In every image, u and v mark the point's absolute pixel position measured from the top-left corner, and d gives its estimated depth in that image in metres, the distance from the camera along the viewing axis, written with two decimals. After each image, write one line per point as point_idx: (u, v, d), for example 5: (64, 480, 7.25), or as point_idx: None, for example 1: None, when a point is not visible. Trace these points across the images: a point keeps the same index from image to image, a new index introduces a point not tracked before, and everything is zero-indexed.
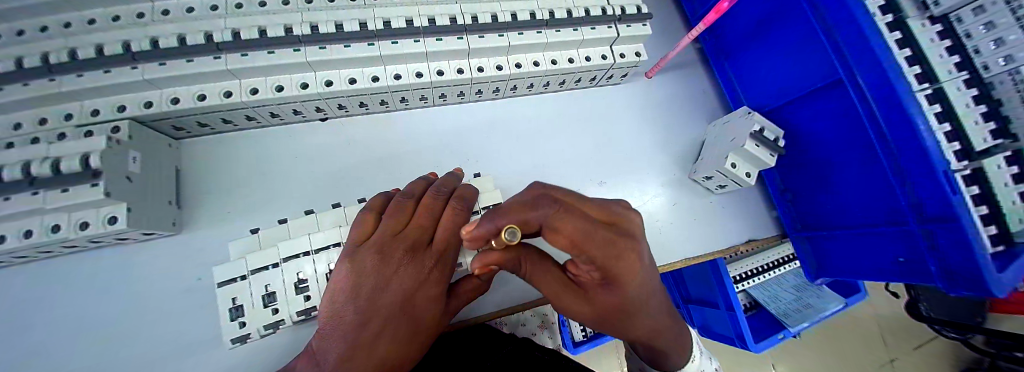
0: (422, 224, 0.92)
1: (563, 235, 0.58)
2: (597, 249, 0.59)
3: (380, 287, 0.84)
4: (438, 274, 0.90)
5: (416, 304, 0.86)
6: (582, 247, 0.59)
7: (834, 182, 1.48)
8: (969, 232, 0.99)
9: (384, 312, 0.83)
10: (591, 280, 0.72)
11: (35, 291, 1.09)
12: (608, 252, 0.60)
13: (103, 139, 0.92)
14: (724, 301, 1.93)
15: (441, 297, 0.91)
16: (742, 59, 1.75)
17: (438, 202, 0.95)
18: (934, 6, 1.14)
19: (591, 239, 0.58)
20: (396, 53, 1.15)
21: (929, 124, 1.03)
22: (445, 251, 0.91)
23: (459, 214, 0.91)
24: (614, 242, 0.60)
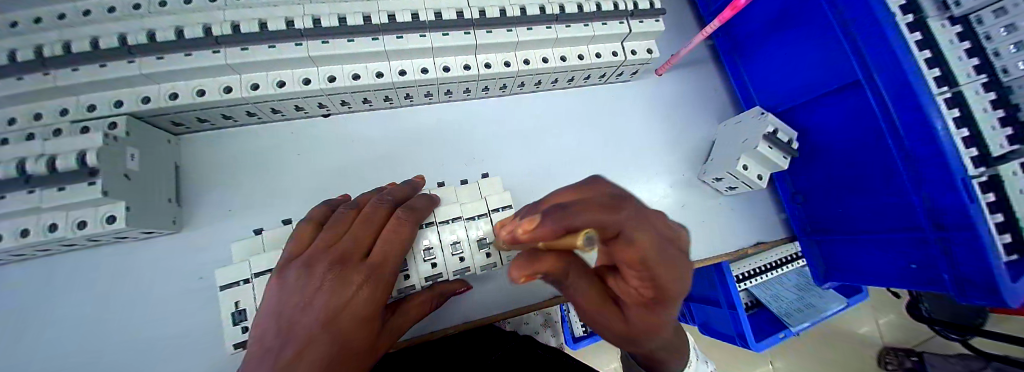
0: (357, 234, 0.80)
1: (634, 250, 0.46)
2: (668, 270, 0.48)
3: (298, 309, 0.66)
4: (371, 291, 0.73)
5: (345, 328, 0.67)
6: (652, 268, 0.47)
7: (845, 184, 1.45)
8: (984, 240, 0.98)
9: (298, 341, 0.61)
10: (638, 307, 0.56)
11: (28, 293, 1.05)
12: (676, 275, 0.50)
13: (99, 136, 0.90)
14: (726, 299, 1.90)
15: (375, 320, 0.74)
16: (755, 57, 1.70)
17: (382, 211, 0.86)
18: (955, 6, 1.12)
19: (663, 257, 0.47)
20: (402, 48, 1.12)
21: (949, 130, 1.01)
22: (384, 266, 0.78)
23: (406, 227, 0.84)
24: (679, 263, 0.50)
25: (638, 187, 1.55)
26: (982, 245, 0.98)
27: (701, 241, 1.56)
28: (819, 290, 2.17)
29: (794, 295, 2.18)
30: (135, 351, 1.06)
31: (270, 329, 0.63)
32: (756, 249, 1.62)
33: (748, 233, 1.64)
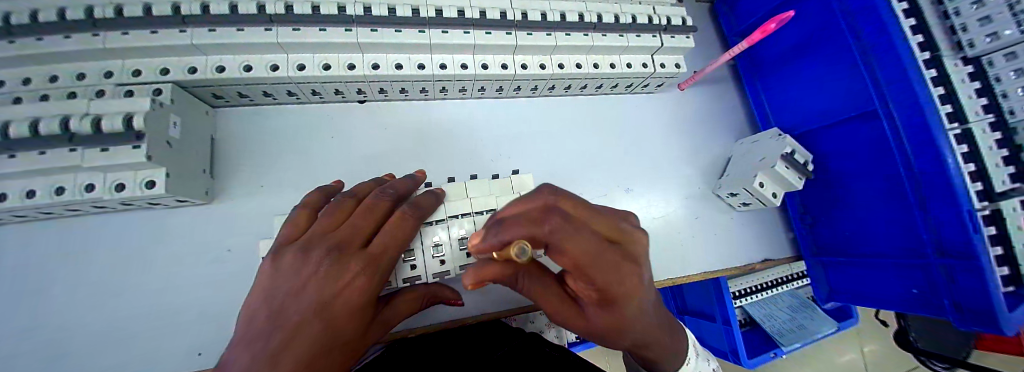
0: (356, 225, 0.82)
1: (567, 253, 0.63)
2: (599, 268, 0.64)
3: (294, 293, 0.69)
4: (365, 280, 0.76)
5: (336, 314, 0.71)
6: (584, 268, 0.64)
7: (854, 209, 1.51)
8: (984, 270, 1.06)
9: (291, 324, 0.65)
10: (591, 300, 0.73)
11: (60, 248, 1.08)
12: (611, 275, 0.66)
13: (147, 101, 0.92)
14: (722, 315, 1.97)
15: (367, 309, 0.77)
16: (776, 80, 1.75)
17: (384, 204, 0.88)
18: (969, 48, 1.18)
19: (596, 257, 0.64)
20: (446, 43, 1.16)
21: (959, 165, 1.09)
22: (381, 258, 0.80)
23: (410, 223, 0.86)
24: (614, 264, 0.66)
25: (656, 196, 1.58)
26: (982, 273, 1.06)
27: (711, 253, 1.60)
28: (812, 312, 2.17)
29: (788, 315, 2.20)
30: (161, 315, 1.09)
31: (266, 311, 0.66)
32: (763, 265, 1.67)
33: (755, 249, 1.69)
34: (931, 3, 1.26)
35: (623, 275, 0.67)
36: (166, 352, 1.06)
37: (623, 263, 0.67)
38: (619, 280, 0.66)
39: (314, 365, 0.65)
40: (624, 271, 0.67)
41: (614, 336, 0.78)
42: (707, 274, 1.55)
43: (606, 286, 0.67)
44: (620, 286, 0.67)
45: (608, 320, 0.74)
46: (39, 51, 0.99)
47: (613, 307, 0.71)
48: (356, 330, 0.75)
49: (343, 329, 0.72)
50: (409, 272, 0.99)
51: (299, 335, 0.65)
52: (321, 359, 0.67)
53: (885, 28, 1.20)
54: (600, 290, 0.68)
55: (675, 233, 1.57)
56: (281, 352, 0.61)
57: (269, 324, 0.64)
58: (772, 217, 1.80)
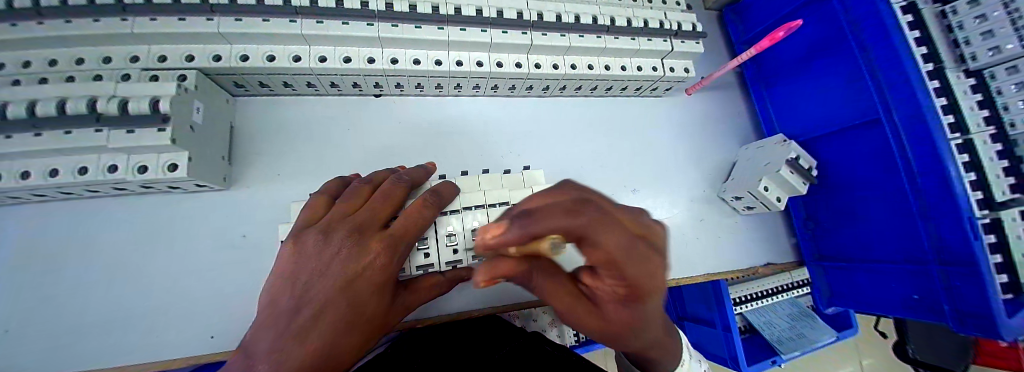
0: (374, 209, 0.83)
1: (602, 246, 0.57)
2: (634, 264, 0.58)
3: (319, 274, 0.71)
4: (386, 261, 0.77)
5: (357, 296, 0.73)
6: (617, 265, 0.58)
7: (857, 216, 1.53)
8: (984, 276, 1.08)
9: (316, 305, 0.68)
10: (612, 298, 0.66)
11: (86, 228, 1.14)
12: (644, 271, 0.59)
13: (174, 85, 0.95)
14: (721, 320, 1.96)
15: (387, 289, 0.79)
16: (781, 88, 1.78)
17: (399, 189, 0.90)
18: (971, 61, 1.22)
19: (630, 253, 0.58)
20: (464, 40, 1.19)
21: (961, 173, 1.12)
22: (402, 240, 0.81)
23: (428, 208, 0.87)
24: (648, 260, 0.60)
25: (662, 198, 1.61)
26: (982, 279, 1.09)
27: (714, 256, 1.62)
28: (812, 322, 2.13)
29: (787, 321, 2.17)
30: (178, 296, 1.12)
31: (293, 290, 0.69)
32: (767, 269, 1.69)
33: (758, 253, 1.71)
34: (935, 16, 1.30)
35: (655, 272, 0.61)
36: (183, 333, 1.10)
37: (656, 259, 0.62)
38: (651, 277, 0.60)
39: (339, 340, 0.70)
40: (657, 267, 0.61)
41: (629, 337, 0.71)
42: (711, 276, 1.56)
43: (638, 283, 0.60)
44: (653, 283, 0.61)
45: (628, 320, 0.67)
46: (71, 34, 1.02)
47: (638, 306, 0.64)
48: (376, 311, 0.77)
49: (365, 310, 0.74)
50: (423, 260, 0.99)
51: (322, 313, 0.68)
52: (345, 335, 0.71)
53: (886, 40, 1.25)
54: (630, 288, 0.61)
55: (679, 234, 1.59)
56: (307, 328, 0.66)
57: (295, 302, 0.68)
58: (775, 222, 1.82)
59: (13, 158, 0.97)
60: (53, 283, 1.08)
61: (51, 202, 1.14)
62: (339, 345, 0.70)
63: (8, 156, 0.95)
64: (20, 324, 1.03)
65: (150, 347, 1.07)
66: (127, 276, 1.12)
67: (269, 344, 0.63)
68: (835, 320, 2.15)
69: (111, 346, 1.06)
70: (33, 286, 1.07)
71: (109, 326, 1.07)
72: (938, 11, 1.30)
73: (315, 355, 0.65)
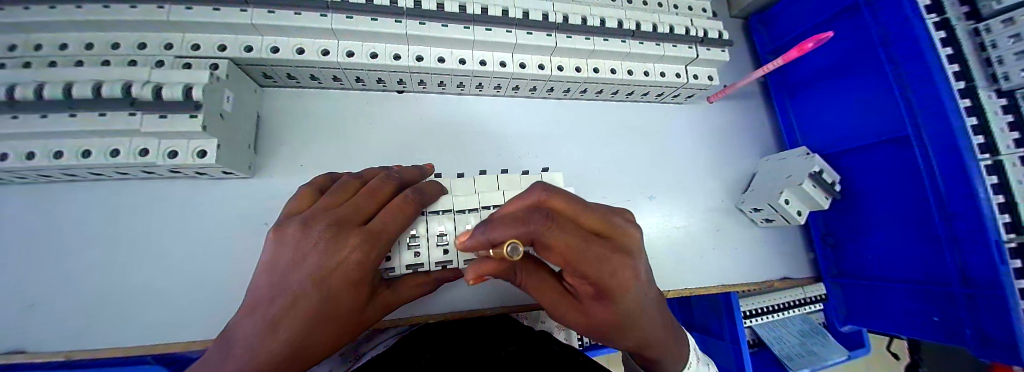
0: (360, 204, 0.81)
1: (552, 245, 0.62)
2: (588, 261, 0.63)
3: (294, 265, 0.68)
4: (363, 255, 0.74)
5: (331, 290, 0.70)
6: (573, 261, 0.63)
7: (880, 234, 1.51)
8: (1010, 301, 1.05)
9: (291, 295, 0.66)
10: (587, 294, 0.71)
11: (113, 208, 1.17)
12: (602, 268, 0.63)
13: (207, 73, 0.98)
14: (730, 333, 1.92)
15: (365, 284, 0.76)
16: (807, 99, 1.75)
17: (388, 188, 0.88)
18: (1004, 80, 1.19)
19: (582, 251, 0.62)
20: (489, 40, 1.20)
21: (992, 195, 1.08)
22: (381, 235, 0.78)
23: (413, 206, 0.86)
24: (604, 257, 0.63)
25: (677, 206, 1.59)
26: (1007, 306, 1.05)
27: (728, 267, 1.59)
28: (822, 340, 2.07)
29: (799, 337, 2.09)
30: (202, 280, 1.16)
31: (272, 278, 0.68)
32: (782, 283, 1.66)
33: (774, 267, 1.68)
34: (967, 34, 1.27)
35: (615, 267, 0.64)
36: (204, 316, 1.13)
37: (614, 256, 0.64)
38: (611, 274, 0.64)
39: (316, 331, 0.69)
40: (616, 263, 0.64)
41: (615, 333, 0.74)
42: (724, 288, 1.54)
43: (599, 279, 0.64)
44: (614, 279, 0.64)
45: (605, 316, 0.71)
46: (110, 19, 1.04)
47: (609, 302, 0.68)
48: (353, 304, 0.75)
49: (339, 303, 0.72)
50: (442, 257, 1.00)
51: (295, 305, 0.66)
52: (320, 326, 0.69)
53: (923, 55, 1.21)
54: (594, 283, 0.66)
55: (694, 243, 1.57)
56: (280, 318, 0.65)
57: (270, 293, 0.66)
58: (793, 236, 1.79)
59: (48, 137, 1.00)
60: (80, 261, 1.11)
61: (82, 181, 1.17)
62: (316, 335, 0.69)
63: (44, 135, 0.98)
64: (46, 299, 1.06)
65: (171, 329, 1.10)
66: (152, 258, 1.14)
67: (246, 329, 0.63)
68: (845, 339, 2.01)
69: (134, 326, 1.09)
70: (59, 263, 1.10)
71: (133, 306, 1.10)
72: (970, 29, 1.27)
73: (289, 346, 0.65)
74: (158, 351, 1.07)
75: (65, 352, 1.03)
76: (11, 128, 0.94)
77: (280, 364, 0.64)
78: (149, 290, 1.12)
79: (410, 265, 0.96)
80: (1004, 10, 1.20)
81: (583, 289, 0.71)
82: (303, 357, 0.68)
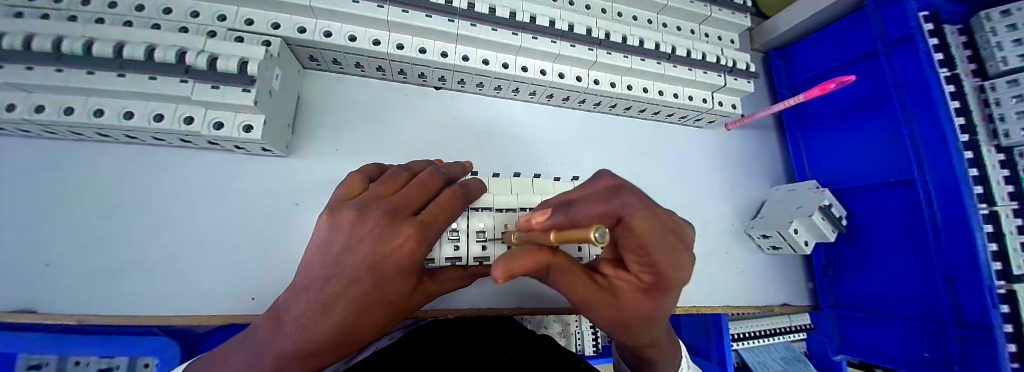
0: (410, 194, 0.79)
1: (634, 231, 0.54)
2: (662, 250, 0.55)
3: (350, 249, 0.67)
4: (414, 244, 0.71)
5: (382, 277, 0.68)
6: (649, 249, 0.55)
7: (876, 269, 1.61)
8: (998, 343, 1.19)
9: (344, 278, 0.65)
10: (633, 284, 0.62)
11: (143, 173, 1.15)
12: (672, 258, 0.56)
13: (262, 50, 0.99)
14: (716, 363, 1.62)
15: (413, 273, 0.73)
16: (818, 135, 1.85)
17: (435, 181, 0.86)
18: (1004, 137, 1.30)
19: (660, 238, 0.55)
20: (534, 48, 1.25)
21: (985, 243, 1.22)
22: (430, 226, 0.75)
23: (459, 201, 0.84)
24: (675, 247, 0.57)
25: (690, 225, 1.65)
26: (996, 345, 1.19)
27: (734, 289, 1.65)
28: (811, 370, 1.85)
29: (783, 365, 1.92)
30: (227, 254, 1.15)
31: (329, 258, 0.67)
32: (781, 308, 1.73)
33: (774, 293, 1.74)
34: (974, 89, 1.38)
35: (680, 259, 0.58)
36: (224, 290, 1.12)
37: (681, 247, 0.58)
38: (675, 265, 0.57)
39: (365, 314, 0.67)
40: (682, 255, 0.58)
41: (642, 328, 0.65)
42: (729, 309, 1.59)
43: (663, 268, 0.57)
44: (677, 271, 0.58)
45: (646, 309, 0.62)
46: None
47: (659, 294, 0.61)
48: (401, 291, 0.72)
49: (388, 289, 0.69)
50: (480, 253, 1.02)
51: (348, 288, 0.65)
52: (369, 312, 0.68)
53: (934, 108, 1.35)
54: (654, 272, 0.59)
55: (703, 262, 1.63)
56: (333, 299, 0.64)
57: (323, 273, 0.65)
58: (793, 265, 1.86)
59: (90, 95, 0.98)
60: (100, 223, 1.08)
61: (111, 143, 1.15)
62: (364, 319, 0.67)
63: (88, 92, 0.96)
64: (59, 259, 1.03)
65: (191, 300, 1.09)
66: (179, 227, 1.13)
67: (304, 307, 0.63)
68: (824, 366, 1.91)
69: (154, 295, 1.07)
70: (76, 224, 1.06)
71: (155, 273, 1.08)
72: (977, 85, 1.39)
73: (339, 324, 0.64)
74: (175, 323, 1.05)
75: (80, 315, 1.00)
76: (55, 81, 0.92)
77: (330, 345, 0.63)
78: (172, 259, 1.10)
79: (449, 258, 0.99)
80: (1008, 72, 1.34)
81: (630, 278, 0.63)
82: (351, 338, 0.67)
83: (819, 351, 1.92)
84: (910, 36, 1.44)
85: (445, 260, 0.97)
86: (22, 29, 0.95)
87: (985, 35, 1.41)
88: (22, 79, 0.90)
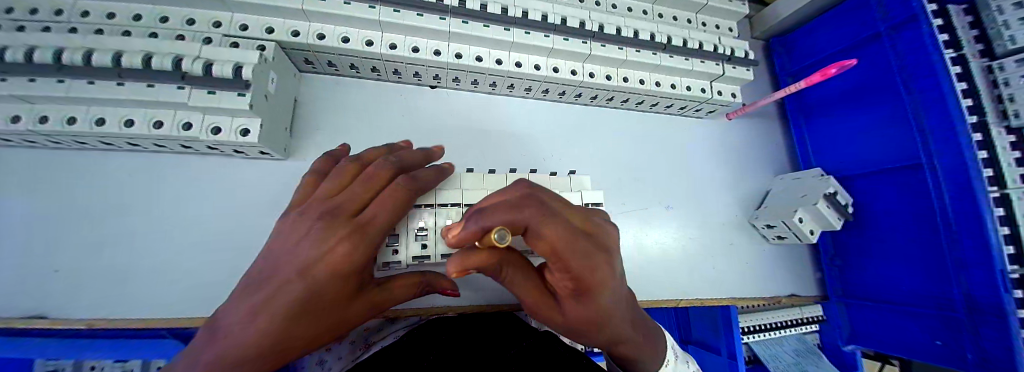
0: (355, 193, 0.76)
1: (545, 242, 0.47)
2: (577, 258, 0.49)
3: (287, 252, 0.62)
4: (353, 246, 0.67)
5: (321, 280, 0.62)
6: (562, 257, 0.49)
7: (886, 256, 1.58)
8: (1011, 328, 1.16)
9: (278, 280, 0.59)
10: (565, 292, 0.57)
11: (147, 180, 1.17)
12: (586, 263, 0.50)
13: (257, 55, 1.01)
14: (725, 350, 1.56)
15: (354, 276, 0.68)
16: (822, 121, 1.82)
17: (382, 176, 0.82)
18: (1013, 117, 1.27)
19: (573, 246, 0.49)
20: (527, 43, 1.25)
21: (997, 227, 1.19)
22: (369, 225, 0.71)
23: (404, 195, 0.81)
24: (590, 251, 0.51)
25: (693, 217, 1.64)
26: (1008, 331, 1.16)
27: (740, 281, 1.64)
28: (818, 358, 1.85)
29: (796, 358, 1.86)
30: (230, 257, 1.16)
31: (267, 260, 0.62)
32: (789, 299, 1.70)
33: (781, 283, 1.72)
34: (982, 70, 1.35)
35: (599, 261, 0.52)
36: (229, 292, 1.13)
37: (597, 250, 0.53)
38: (595, 270, 0.51)
39: (300, 321, 0.60)
40: (598, 258, 0.52)
41: (585, 331, 0.63)
42: (735, 300, 1.58)
43: (581, 275, 0.51)
44: (594, 276, 0.51)
45: (582, 316, 0.59)
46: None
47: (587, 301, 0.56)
48: (340, 296, 0.66)
49: (325, 293, 0.63)
50: None
51: (284, 292, 0.58)
52: (305, 318, 0.61)
53: (941, 90, 1.31)
54: (573, 280, 0.52)
55: (709, 255, 1.61)
56: (265, 302, 0.56)
57: (260, 276, 0.59)
58: (800, 255, 1.83)
59: (90, 104, 0.99)
60: (107, 230, 1.10)
61: (114, 151, 1.17)
62: (300, 326, 0.60)
63: (88, 101, 0.97)
64: (68, 266, 1.05)
65: (197, 303, 1.11)
66: (183, 232, 1.15)
67: (236, 314, 0.54)
68: (839, 361, 1.86)
69: (159, 298, 1.09)
70: (83, 232, 1.09)
71: (159, 278, 1.10)
72: (985, 66, 1.36)
73: (272, 333, 0.56)
74: (183, 326, 1.07)
75: (88, 320, 1.02)
76: (54, 92, 0.93)
77: (256, 359, 0.54)
78: (177, 263, 1.12)
79: (446, 254, 0.97)
80: (1016, 51, 1.30)
81: (561, 285, 0.57)
82: (285, 347, 0.59)
83: (831, 342, 1.89)
84: (915, 16, 1.40)
85: (443, 256, 0.95)
86: (23, 41, 0.97)
87: (992, 13, 1.36)
88: (25, 91, 0.92)
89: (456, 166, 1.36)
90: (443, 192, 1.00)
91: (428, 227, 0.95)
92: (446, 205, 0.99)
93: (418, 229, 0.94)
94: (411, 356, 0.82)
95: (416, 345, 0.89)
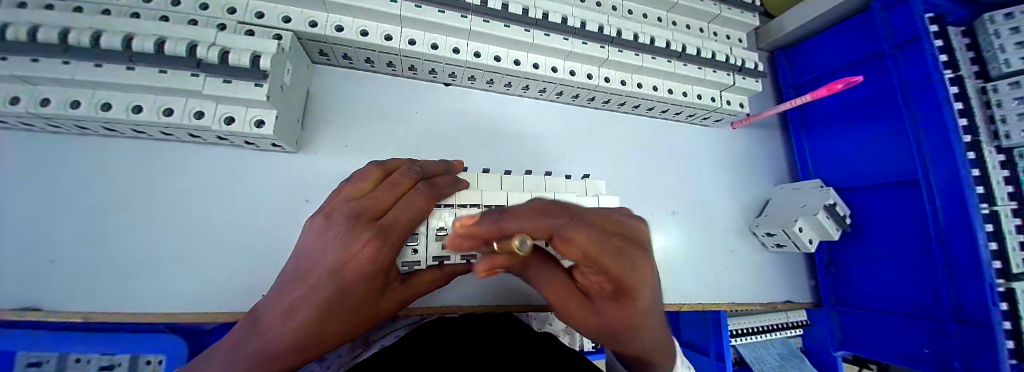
0: (378, 197, 0.76)
1: (575, 243, 0.47)
2: (609, 258, 0.48)
3: (314, 254, 0.64)
4: (375, 250, 0.69)
5: (346, 284, 0.65)
6: (596, 259, 0.48)
7: (879, 267, 1.64)
8: (998, 339, 1.22)
9: (307, 283, 0.62)
10: (602, 292, 0.53)
11: (151, 168, 1.14)
12: (619, 261, 0.48)
13: (275, 45, 0.99)
14: (713, 351, 1.59)
15: (377, 279, 0.70)
16: (822, 134, 1.88)
17: (405, 182, 0.82)
18: (1004, 138, 1.33)
19: (602, 246, 0.48)
20: (546, 45, 1.25)
21: (987, 243, 1.25)
22: (391, 230, 0.73)
23: (424, 200, 0.81)
24: (623, 250, 0.49)
25: (697, 223, 1.67)
26: (995, 343, 1.23)
27: (739, 287, 1.68)
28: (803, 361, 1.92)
29: (781, 361, 1.93)
30: (237, 250, 1.14)
31: (298, 262, 0.65)
32: (784, 306, 1.75)
33: (777, 290, 1.77)
34: (977, 91, 1.41)
35: (633, 260, 0.50)
36: (236, 286, 1.11)
37: (630, 248, 0.50)
38: (630, 268, 0.49)
39: (327, 322, 0.64)
40: (634, 256, 0.50)
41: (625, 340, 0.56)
42: (734, 305, 1.62)
43: (615, 272, 0.49)
44: (631, 273, 0.49)
45: (622, 324, 0.54)
46: None
47: (624, 301, 0.52)
48: (364, 297, 0.69)
49: (350, 295, 0.66)
50: None
51: (312, 295, 0.61)
52: (331, 319, 0.65)
53: (939, 109, 1.37)
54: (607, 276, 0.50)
55: (709, 261, 1.65)
56: (296, 304, 0.61)
57: (290, 278, 0.63)
58: (795, 263, 1.89)
59: (97, 88, 0.95)
60: (108, 219, 1.07)
61: (117, 137, 1.13)
62: (327, 327, 0.64)
63: (95, 85, 0.94)
64: (66, 256, 1.01)
65: (202, 297, 1.08)
66: (189, 223, 1.12)
67: (274, 313, 0.60)
68: (821, 363, 1.93)
69: (163, 291, 1.06)
70: (82, 221, 1.05)
71: (163, 270, 1.07)
72: (980, 87, 1.42)
73: (303, 332, 0.60)
74: (187, 320, 1.04)
75: (87, 313, 0.99)
76: (60, 74, 0.90)
77: (290, 354, 0.59)
78: (183, 256, 1.10)
79: (464, 255, 0.97)
80: (1011, 74, 1.36)
81: (596, 285, 0.53)
82: (316, 345, 0.64)
83: (814, 347, 1.96)
84: (917, 37, 1.46)
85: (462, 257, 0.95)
86: (26, 18, 0.93)
87: (989, 36, 1.42)
88: (30, 71, 0.88)
89: (469, 165, 1.36)
90: (463, 193, 0.99)
91: (448, 228, 0.95)
92: (465, 206, 0.98)
93: (437, 229, 0.93)
94: (428, 355, 0.81)
95: (433, 343, 0.89)
